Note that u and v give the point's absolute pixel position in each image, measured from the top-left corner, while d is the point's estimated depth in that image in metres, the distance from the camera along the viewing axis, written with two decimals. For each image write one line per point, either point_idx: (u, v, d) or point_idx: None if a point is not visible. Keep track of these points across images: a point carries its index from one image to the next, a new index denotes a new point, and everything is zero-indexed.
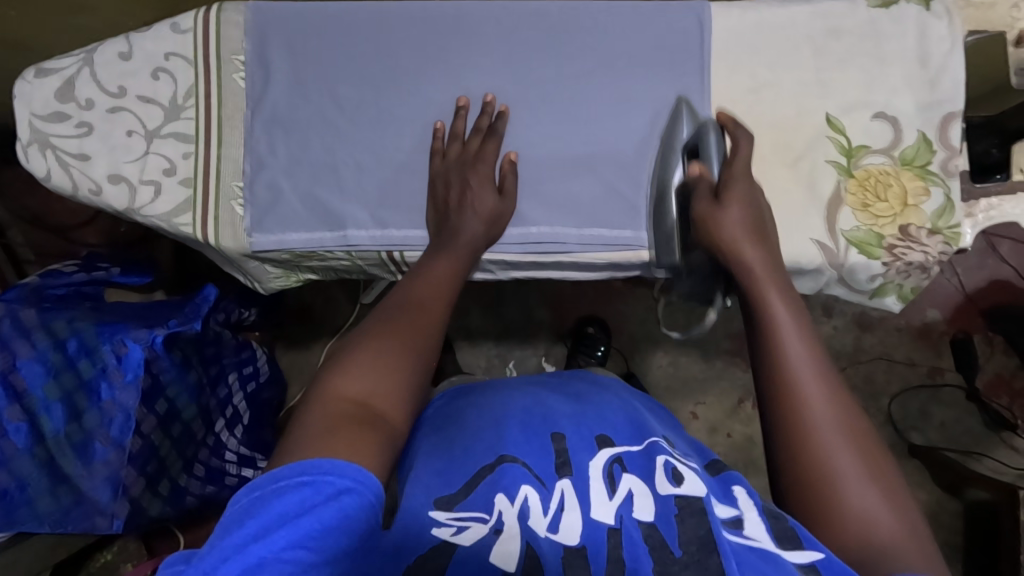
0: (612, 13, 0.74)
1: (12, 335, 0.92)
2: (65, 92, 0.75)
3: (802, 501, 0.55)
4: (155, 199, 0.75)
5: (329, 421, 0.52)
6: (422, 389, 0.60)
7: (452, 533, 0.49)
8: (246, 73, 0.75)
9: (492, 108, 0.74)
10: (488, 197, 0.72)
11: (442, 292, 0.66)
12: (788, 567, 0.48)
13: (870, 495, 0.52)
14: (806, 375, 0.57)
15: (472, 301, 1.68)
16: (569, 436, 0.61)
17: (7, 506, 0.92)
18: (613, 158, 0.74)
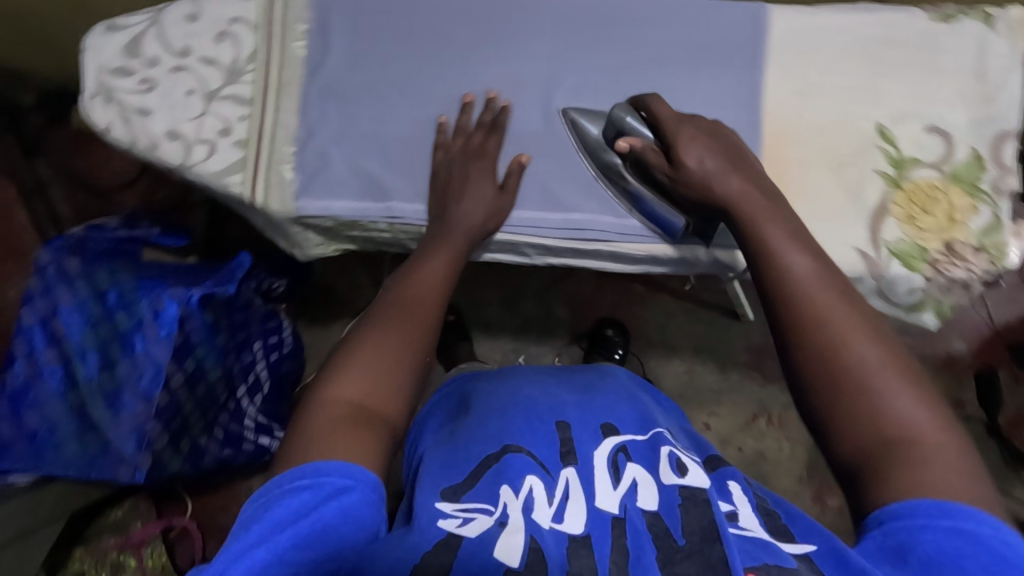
0: (670, 7, 0.75)
1: (55, 281, 0.96)
2: (132, 48, 0.77)
3: (831, 416, 0.54)
4: (208, 158, 0.77)
5: (325, 424, 0.55)
6: (417, 376, 0.61)
7: (457, 524, 0.52)
8: (307, 41, 0.77)
9: (495, 103, 0.74)
10: (485, 206, 0.72)
11: (435, 285, 0.67)
12: (786, 558, 0.49)
13: (895, 398, 0.53)
14: (820, 292, 0.57)
15: (492, 292, 1.69)
16: (574, 425, 0.66)
17: (34, 448, 0.94)
18: None
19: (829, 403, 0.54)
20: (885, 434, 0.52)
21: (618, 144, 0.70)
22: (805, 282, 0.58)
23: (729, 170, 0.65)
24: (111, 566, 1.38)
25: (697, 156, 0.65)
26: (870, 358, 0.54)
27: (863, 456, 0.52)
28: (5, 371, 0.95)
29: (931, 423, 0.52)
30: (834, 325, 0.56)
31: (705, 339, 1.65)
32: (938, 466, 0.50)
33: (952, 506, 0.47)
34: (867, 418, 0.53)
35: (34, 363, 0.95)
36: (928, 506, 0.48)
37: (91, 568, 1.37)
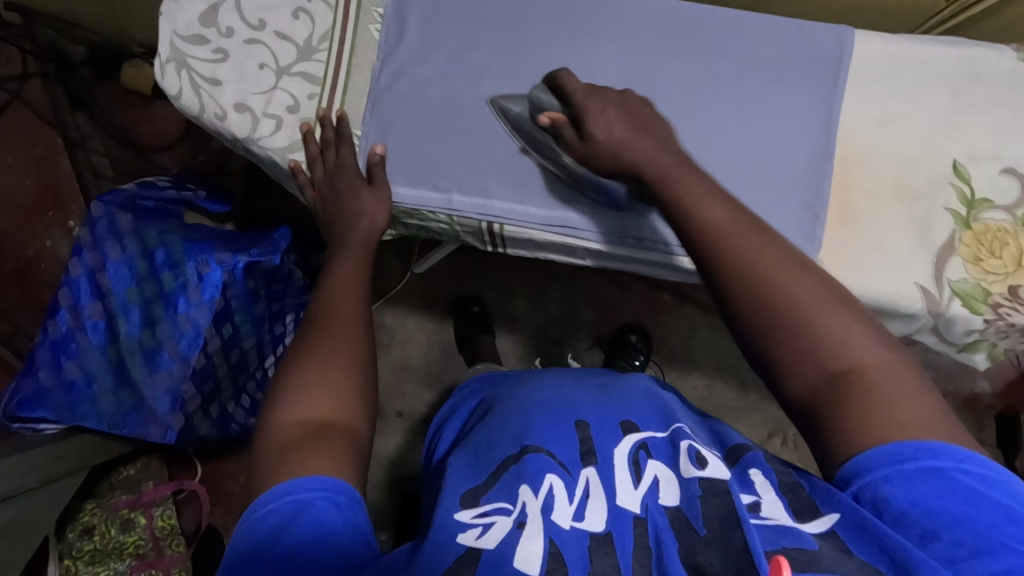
0: (752, 23, 0.74)
1: (105, 236, 0.96)
2: (208, 18, 0.77)
3: (775, 363, 0.50)
4: (274, 133, 0.77)
5: (282, 447, 0.51)
6: (356, 374, 0.58)
7: (476, 536, 0.47)
8: (382, 25, 0.77)
9: (330, 119, 0.76)
10: (378, 202, 0.73)
11: (348, 293, 0.65)
12: (809, 538, 0.43)
13: (843, 334, 0.49)
14: (737, 232, 0.54)
15: (520, 286, 1.69)
16: (594, 424, 0.58)
17: (70, 398, 0.95)
18: (734, 164, 0.73)
19: (768, 351, 0.51)
20: (835, 375, 0.48)
21: (540, 119, 0.70)
22: (723, 226, 0.55)
23: (637, 133, 0.64)
24: (121, 523, 1.33)
25: (602, 128, 0.65)
26: (804, 294, 0.50)
27: (816, 398, 0.48)
28: (48, 320, 0.96)
29: (883, 356, 0.48)
30: (753, 269, 0.52)
31: (728, 355, 1.64)
32: (895, 394, 0.46)
33: (920, 444, 0.43)
34: (813, 357, 0.49)
35: (78, 315, 0.96)
36: (896, 450, 0.43)
37: (101, 523, 1.32)
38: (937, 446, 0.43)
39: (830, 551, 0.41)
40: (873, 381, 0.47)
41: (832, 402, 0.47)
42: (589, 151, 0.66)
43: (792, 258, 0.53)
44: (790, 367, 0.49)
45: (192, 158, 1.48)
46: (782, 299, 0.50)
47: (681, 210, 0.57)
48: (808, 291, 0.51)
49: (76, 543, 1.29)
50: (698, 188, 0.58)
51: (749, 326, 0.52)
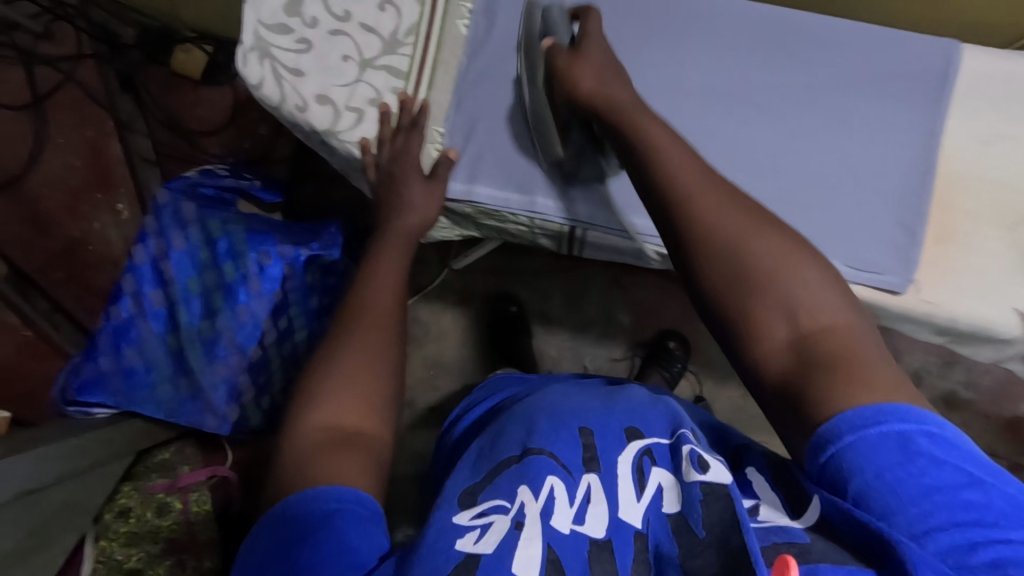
0: (858, 33, 0.71)
1: (171, 224, 0.95)
2: (293, 7, 0.76)
3: (727, 313, 0.51)
4: (354, 126, 0.76)
5: (307, 455, 0.51)
6: (391, 376, 0.58)
7: (475, 541, 0.45)
8: (470, 20, 0.76)
9: (410, 105, 0.74)
10: (433, 198, 0.72)
11: (390, 290, 0.64)
12: (799, 533, 0.42)
13: (805, 293, 0.48)
14: (697, 180, 0.55)
15: (556, 289, 1.64)
16: (598, 431, 0.55)
17: (129, 384, 0.95)
18: (834, 177, 0.70)
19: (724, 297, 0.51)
20: (793, 331, 0.48)
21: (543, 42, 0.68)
22: (683, 177, 0.55)
23: (604, 77, 0.64)
24: (156, 507, 1.27)
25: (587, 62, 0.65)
26: (768, 253, 0.50)
27: (789, 360, 0.47)
28: (111, 306, 0.95)
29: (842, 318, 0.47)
30: (721, 232, 0.52)
31: None
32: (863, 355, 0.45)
33: (892, 409, 0.42)
34: (781, 314, 0.48)
35: (140, 302, 0.95)
36: (863, 416, 0.42)
37: (137, 505, 1.26)
38: (917, 413, 0.42)
39: (822, 545, 0.41)
40: (843, 339, 0.46)
41: (807, 363, 0.46)
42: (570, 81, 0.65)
43: (756, 213, 0.53)
44: (743, 317, 0.50)
45: (239, 145, 1.46)
46: (750, 259, 0.50)
47: (659, 168, 0.57)
48: (772, 249, 0.51)
49: (110, 526, 1.22)
50: (675, 147, 0.58)
51: (716, 287, 0.51)
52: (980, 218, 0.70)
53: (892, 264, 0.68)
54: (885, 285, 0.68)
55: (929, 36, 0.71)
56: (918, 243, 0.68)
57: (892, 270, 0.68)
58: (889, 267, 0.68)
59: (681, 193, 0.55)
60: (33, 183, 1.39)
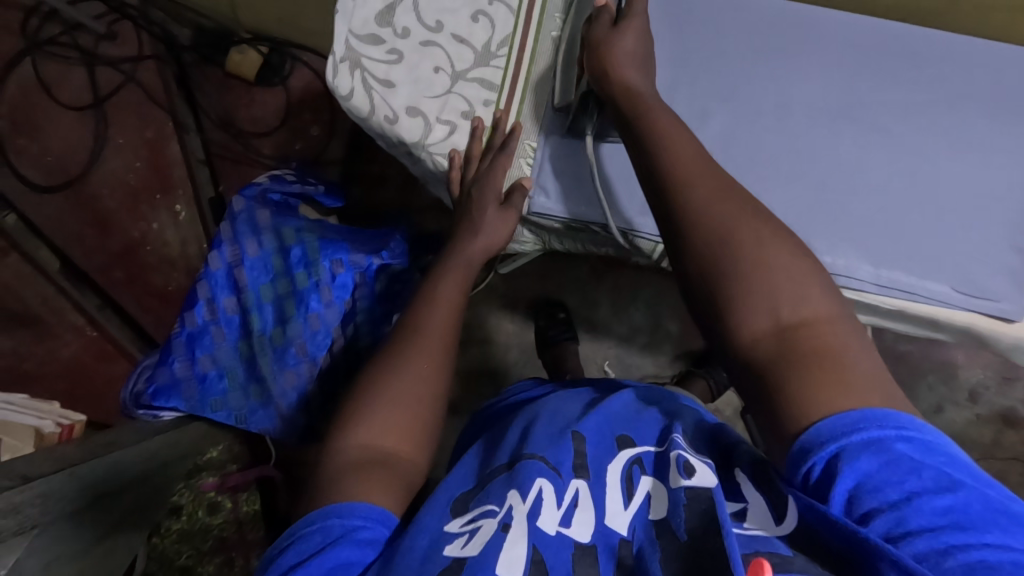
0: (970, 51, 0.70)
1: (245, 231, 0.98)
2: (385, 17, 0.75)
3: (721, 292, 0.52)
4: (446, 139, 0.75)
5: (347, 471, 0.54)
6: (436, 401, 0.61)
7: (462, 546, 0.48)
8: (565, 32, 0.74)
9: (505, 125, 0.75)
10: (507, 224, 0.73)
11: (448, 316, 0.65)
12: (785, 545, 0.43)
13: (804, 298, 0.49)
14: (702, 174, 0.56)
15: (603, 294, 1.51)
16: (590, 439, 0.56)
17: (203, 390, 0.97)
18: (947, 201, 0.69)
19: (726, 279, 0.51)
20: (779, 330, 0.48)
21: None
22: (686, 173, 0.57)
23: (633, 63, 0.66)
24: (207, 506, 1.23)
25: (629, 41, 0.67)
26: (771, 255, 0.51)
27: (767, 344, 0.48)
28: (186, 313, 0.98)
29: (837, 327, 0.48)
30: (723, 223, 0.53)
31: None
32: (839, 352, 0.47)
33: (881, 414, 0.43)
34: (766, 304, 0.49)
35: (215, 309, 0.98)
36: (852, 418, 0.43)
37: (188, 503, 1.22)
38: (890, 417, 0.43)
39: (806, 560, 0.42)
40: (820, 331, 0.47)
41: (783, 351, 0.47)
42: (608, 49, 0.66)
43: (767, 222, 0.53)
44: (735, 310, 0.50)
45: (291, 146, 1.46)
46: (744, 250, 0.51)
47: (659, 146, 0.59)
48: (781, 259, 0.51)
49: (164, 523, 1.18)
50: (685, 147, 0.59)
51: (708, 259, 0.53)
52: None
53: (1008, 292, 0.67)
54: (998, 313, 0.67)
55: None
56: None
57: (1005, 298, 0.67)
58: (1002, 295, 0.67)
59: (688, 185, 0.56)
60: (95, 182, 1.40)
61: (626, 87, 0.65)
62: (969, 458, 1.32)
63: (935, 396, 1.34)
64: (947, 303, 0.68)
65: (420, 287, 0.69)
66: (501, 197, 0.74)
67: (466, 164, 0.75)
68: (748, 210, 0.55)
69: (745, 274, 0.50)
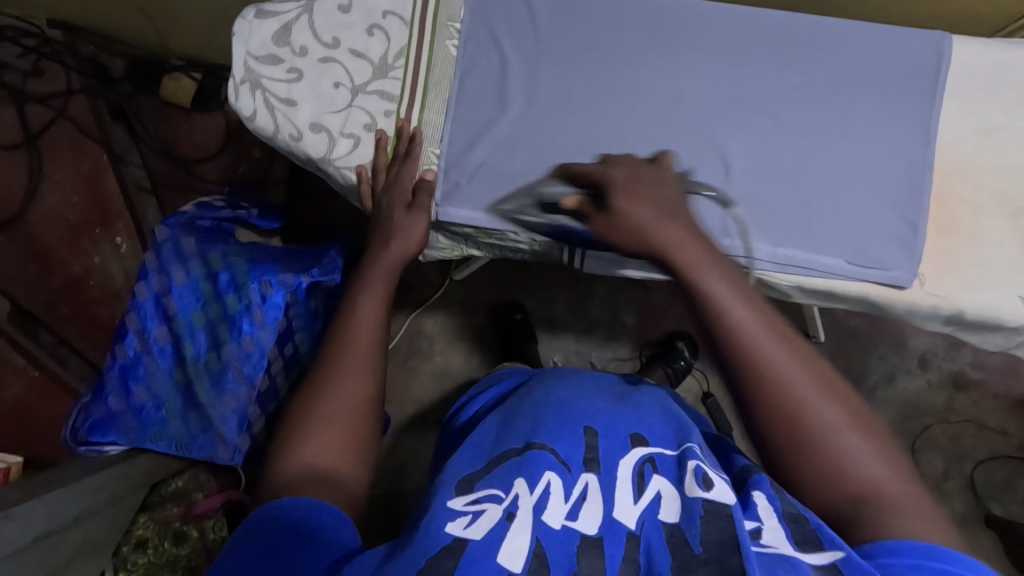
0: (850, 29, 0.72)
1: (171, 259, 0.98)
2: (282, 36, 0.75)
3: (788, 456, 0.50)
4: (351, 152, 0.76)
5: (283, 488, 0.54)
6: (372, 415, 0.61)
7: (464, 526, 0.48)
8: (460, 41, 0.76)
9: (406, 133, 0.76)
10: (418, 225, 0.73)
11: (372, 325, 0.65)
12: (805, 568, 0.43)
13: (864, 458, 0.49)
14: (759, 341, 0.52)
15: (558, 291, 1.51)
16: (602, 432, 0.58)
17: (140, 422, 0.97)
18: (836, 179, 0.71)
19: (786, 439, 0.50)
20: (843, 497, 0.48)
21: (565, 202, 0.67)
22: (741, 339, 0.52)
23: (655, 216, 0.61)
24: (173, 536, 1.18)
25: (634, 209, 0.61)
26: (831, 415, 0.50)
27: (839, 510, 0.48)
28: (117, 345, 0.98)
29: (904, 482, 0.48)
30: (786, 388, 0.50)
31: None
32: (905, 503, 0.47)
33: (942, 551, 0.44)
34: (828, 476, 0.49)
35: (146, 339, 0.98)
36: (909, 544, 0.44)
37: (153, 536, 1.17)
38: (944, 552, 0.44)
39: None
40: (885, 496, 0.47)
41: (852, 524, 0.48)
42: (612, 226, 0.63)
43: (819, 372, 0.52)
44: (805, 466, 0.50)
45: (235, 169, 1.47)
46: (804, 418, 0.50)
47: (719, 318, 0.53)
48: (833, 415, 0.50)
49: (128, 557, 1.14)
50: (741, 312, 0.53)
51: (762, 428, 0.51)
52: (965, 211, 0.71)
53: (893, 261, 0.70)
54: (889, 281, 0.70)
55: (930, 31, 0.71)
56: (919, 236, 0.70)
57: (890, 268, 0.70)
58: (890, 264, 0.70)
59: (744, 355, 0.51)
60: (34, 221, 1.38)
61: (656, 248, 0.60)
62: (923, 424, 1.35)
63: (887, 366, 1.37)
64: (839, 275, 0.71)
65: (348, 297, 0.69)
66: (410, 198, 0.75)
67: (373, 177, 0.76)
68: (809, 367, 0.52)
69: (804, 441, 0.50)
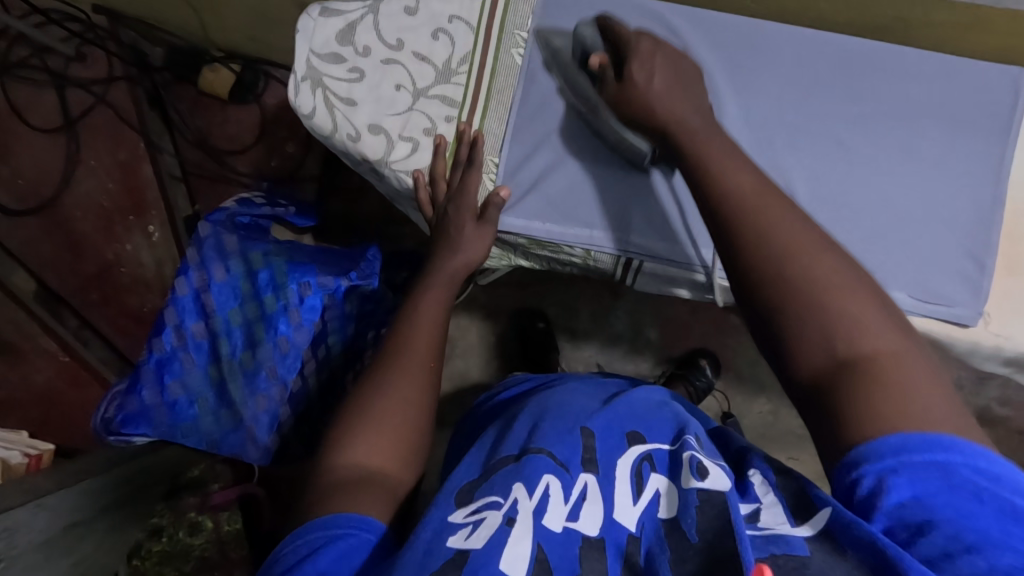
0: (925, 60, 0.71)
1: (213, 255, 0.97)
2: (346, 36, 0.75)
3: (776, 306, 0.48)
4: (409, 156, 0.76)
5: (342, 489, 0.52)
6: (427, 421, 0.60)
7: (465, 538, 0.45)
8: (525, 50, 0.75)
9: (467, 137, 0.75)
10: (483, 240, 0.72)
11: (431, 330, 0.65)
12: (799, 544, 0.41)
13: (866, 320, 0.45)
14: (757, 196, 0.52)
15: (583, 301, 1.48)
16: (599, 432, 0.55)
17: (173, 416, 0.96)
18: (904, 212, 0.70)
19: (779, 290, 0.48)
20: (838, 353, 0.44)
21: (590, 60, 0.68)
22: (743, 196, 0.52)
23: (673, 88, 0.63)
24: (188, 526, 1.17)
25: (652, 78, 0.63)
26: (822, 269, 0.47)
27: (825, 370, 0.45)
28: (154, 339, 0.97)
29: (906, 353, 0.44)
30: (776, 239, 0.49)
31: None
32: (900, 369, 0.43)
33: (944, 441, 0.40)
34: (821, 330, 0.45)
35: (183, 335, 0.97)
36: (913, 440, 0.40)
37: (168, 526, 1.16)
38: (937, 439, 0.40)
39: (822, 560, 0.39)
40: (880, 364, 0.43)
41: (844, 381, 0.43)
42: (625, 97, 0.64)
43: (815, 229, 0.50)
44: (793, 308, 0.47)
45: (267, 163, 1.42)
46: (799, 265, 0.48)
47: (710, 175, 0.55)
48: (830, 273, 0.47)
49: (144, 545, 1.12)
50: (744, 174, 0.54)
51: (744, 275, 0.50)
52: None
53: (961, 299, 0.68)
54: (953, 317, 0.68)
55: (1010, 68, 0.70)
56: (987, 275, 0.69)
57: (956, 306, 0.68)
58: (959, 301, 0.68)
59: (744, 204, 0.52)
60: (67, 205, 1.39)
61: (674, 115, 0.61)
62: None
63: None
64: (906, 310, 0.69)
65: (407, 303, 0.68)
66: (476, 209, 0.74)
67: (433, 184, 0.75)
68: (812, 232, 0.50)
69: (803, 290, 0.47)
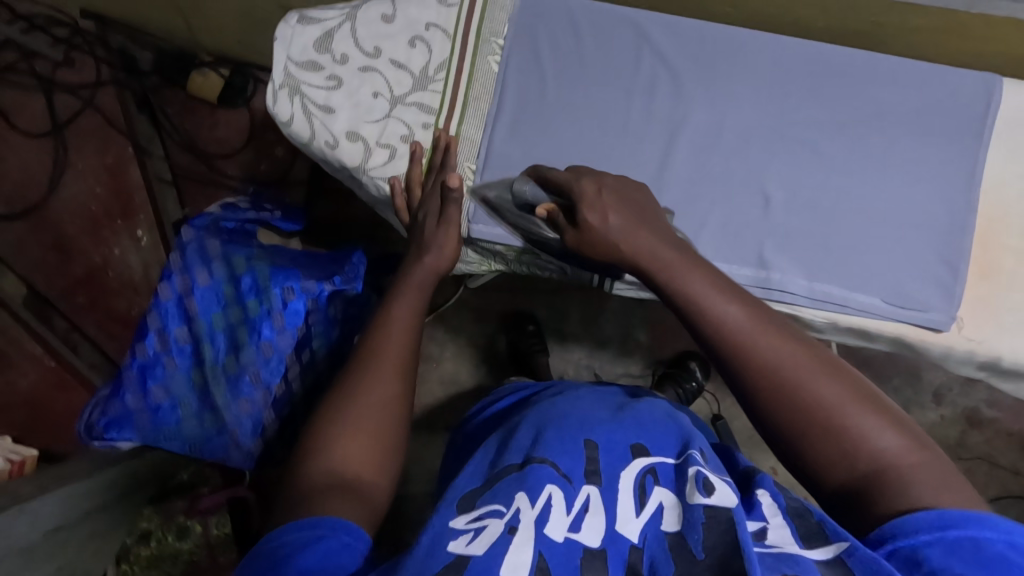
0: (898, 66, 0.71)
1: (195, 260, 0.97)
2: (323, 43, 0.75)
3: (788, 434, 0.48)
4: (387, 163, 0.76)
5: (316, 495, 0.53)
6: (402, 425, 0.60)
7: (466, 543, 0.45)
8: (502, 57, 0.76)
9: (441, 143, 0.75)
10: (452, 241, 0.71)
11: (404, 331, 0.64)
12: (809, 564, 0.41)
13: (878, 435, 0.46)
14: (748, 329, 0.50)
15: (573, 304, 1.49)
16: (603, 446, 0.55)
17: (156, 420, 0.96)
18: (877, 218, 0.70)
19: (789, 422, 0.48)
20: (857, 472, 0.46)
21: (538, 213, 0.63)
22: (734, 330, 0.50)
23: (633, 227, 0.57)
24: (177, 530, 1.16)
25: (611, 219, 0.57)
26: (830, 393, 0.47)
27: (849, 484, 0.46)
28: (137, 343, 0.97)
29: (921, 458, 0.45)
30: (771, 366, 0.49)
31: None
32: (921, 473, 0.45)
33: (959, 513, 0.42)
34: (837, 455, 0.46)
35: (166, 339, 0.97)
36: (934, 517, 0.42)
37: (156, 528, 1.16)
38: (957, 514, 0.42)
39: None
40: (898, 475, 0.45)
41: (867, 497, 0.45)
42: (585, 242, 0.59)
43: (811, 352, 0.49)
44: (804, 436, 0.47)
45: (256, 167, 1.43)
46: (803, 394, 0.48)
47: (694, 306, 0.52)
48: (836, 396, 0.47)
49: (132, 549, 1.14)
50: (730, 305, 0.51)
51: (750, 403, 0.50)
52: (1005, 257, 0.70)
53: (937, 303, 0.69)
54: (930, 323, 0.69)
55: (983, 73, 0.71)
56: (959, 279, 0.69)
57: (933, 312, 0.69)
58: (933, 308, 0.69)
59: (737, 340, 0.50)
60: (57, 210, 1.39)
61: (643, 251, 0.55)
62: None
63: (902, 398, 1.33)
64: (883, 316, 0.70)
65: (380, 306, 0.67)
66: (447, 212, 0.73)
67: (408, 191, 0.75)
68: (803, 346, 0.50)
69: (812, 420, 0.47)
